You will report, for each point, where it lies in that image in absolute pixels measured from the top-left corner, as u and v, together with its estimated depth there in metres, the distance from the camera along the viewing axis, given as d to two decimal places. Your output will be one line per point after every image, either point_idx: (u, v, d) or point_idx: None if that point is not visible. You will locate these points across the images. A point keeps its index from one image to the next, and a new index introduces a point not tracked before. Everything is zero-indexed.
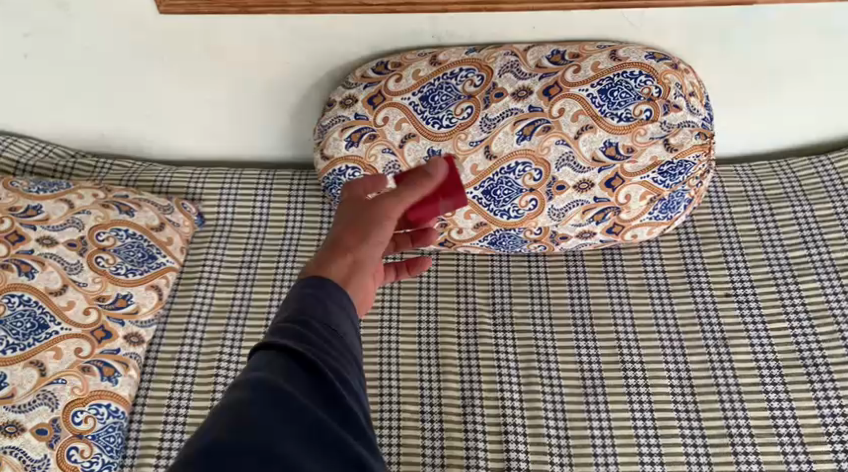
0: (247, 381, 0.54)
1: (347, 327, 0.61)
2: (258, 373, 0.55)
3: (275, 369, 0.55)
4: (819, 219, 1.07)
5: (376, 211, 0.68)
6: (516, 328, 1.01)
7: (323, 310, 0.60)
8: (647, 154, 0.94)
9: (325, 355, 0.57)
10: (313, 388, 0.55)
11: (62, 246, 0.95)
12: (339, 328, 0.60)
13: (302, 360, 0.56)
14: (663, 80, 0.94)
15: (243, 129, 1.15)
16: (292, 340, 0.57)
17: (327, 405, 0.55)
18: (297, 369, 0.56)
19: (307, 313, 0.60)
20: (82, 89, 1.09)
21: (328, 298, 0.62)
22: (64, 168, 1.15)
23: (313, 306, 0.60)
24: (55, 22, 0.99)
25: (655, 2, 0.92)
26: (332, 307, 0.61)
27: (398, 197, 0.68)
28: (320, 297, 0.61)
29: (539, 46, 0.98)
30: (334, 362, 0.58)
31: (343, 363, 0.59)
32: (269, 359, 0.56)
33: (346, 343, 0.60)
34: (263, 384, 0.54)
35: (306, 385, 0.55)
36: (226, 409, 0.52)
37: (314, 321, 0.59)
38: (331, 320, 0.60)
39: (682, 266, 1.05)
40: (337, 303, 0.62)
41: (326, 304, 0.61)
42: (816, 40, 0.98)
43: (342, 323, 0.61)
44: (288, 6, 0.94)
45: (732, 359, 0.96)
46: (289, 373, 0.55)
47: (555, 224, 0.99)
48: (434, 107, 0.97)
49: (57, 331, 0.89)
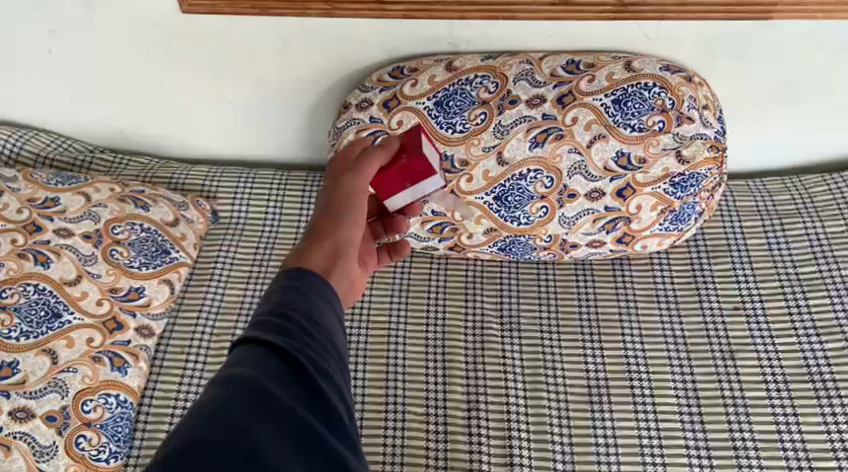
0: (224, 377, 0.51)
1: (332, 322, 0.58)
2: (237, 370, 0.51)
3: (255, 365, 0.51)
4: (830, 235, 1.07)
5: (346, 191, 0.69)
6: (522, 334, 1.01)
7: (305, 302, 0.57)
8: (659, 165, 0.95)
9: (308, 350, 0.54)
10: (294, 384, 0.52)
11: (78, 238, 0.96)
12: (323, 322, 0.56)
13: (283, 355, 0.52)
14: (677, 91, 0.95)
15: (259, 130, 1.16)
16: (273, 335, 0.53)
17: (310, 402, 0.52)
18: (277, 365, 0.52)
19: (289, 305, 0.56)
20: (103, 86, 1.11)
21: (312, 290, 0.58)
22: (83, 163, 1.17)
23: (296, 298, 0.57)
24: (80, 19, 1.01)
25: (671, 14, 0.93)
26: (317, 300, 0.58)
27: (361, 172, 0.70)
28: (304, 289, 0.58)
29: (554, 55, 0.99)
30: (318, 358, 0.54)
31: (327, 358, 0.55)
32: (248, 353, 0.53)
33: (330, 337, 0.57)
34: (241, 379, 0.50)
35: (288, 381, 0.52)
36: (203, 406, 0.49)
37: (296, 314, 0.55)
38: (314, 313, 0.56)
39: (691, 278, 1.05)
40: (321, 295, 0.58)
41: (310, 297, 0.58)
42: (830, 57, 0.98)
43: (326, 317, 0.57)
44: (308, 9, 0.96)
45: (739, 371, 0.96)
46: (269, 370, 0.51)
47: (565, 232, 1.00)
48: (448, 112, 0.98)
49: (70, 321, 0.90)
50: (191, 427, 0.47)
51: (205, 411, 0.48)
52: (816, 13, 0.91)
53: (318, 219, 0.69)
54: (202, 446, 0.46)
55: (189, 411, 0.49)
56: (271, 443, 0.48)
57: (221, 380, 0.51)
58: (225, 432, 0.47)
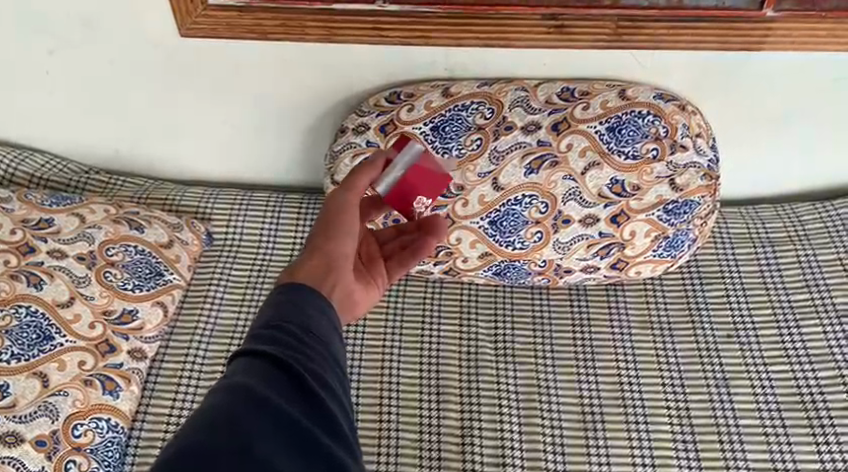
0: (222, 387, 0.49)
1: (330, 332, 0.56)
2: (235, 378, 0.50)
3: (253, 373, 0.50)
4: (823, 263, 1.08)
5: (335, 205, 0.68)
6: (517, 360, 1.01)
7: (300, 314, 0.56)
8: (652, 192, 0.96)
9: (305, 357, 0.53)
10: (290, 388, 0.50)
11: (71, 259, 0.96)
12: (319, 330, 0.55)
13: (280, 362, 0.51)
14: (671, 119, 0.96)
15: (255, 152, 1.17)
16: (269, 344, 0.53)
17: (310, 407, 0.50)
18: (274, 371, 0.51)
19: (284, 318, 0.55)
20: (100, 107, 1.11)
21: (306, 302, 0.57)
22: (78, 183, 1.17)
23: (291, 311, 0.56)
24: (79, 41, 1.02)
25: (665, 44, 0.94)
26: (311, 310, 0.57)
27: (351, 186, 0.69)
28: (298, 301, 0.57)
29: (549, 82, 1.00)
30: (316, 365, 0.53)
31: (324, 364, 0.53)
32: (246, 365, 0.51)
33: (327, 346, 0.55)
34: (237, 386, 0.49)
35: (287, 388, 0.50)
36: (200, 414, 0.47)
37: (291, 324, 0.55)
38: (310, 323, 0.55)
39: (685, 304, 1.06)
40: (316, 307, 0.57)
41: (304, 306, 0.57)
42: (821, 87, 1.00)
43: (322, 325, 0.56)
44: (305, 35, 0.96)
45: (733, 398, 0.96)
46: (266, 377, 0.50)
47: (560, 257, 1.00)
48: (444, 137, 0.99)
49: (62, 344, 0.89)
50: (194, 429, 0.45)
51: (206, 415, 0.46)
52: (807, 44, 0.93)
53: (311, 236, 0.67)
54: (205, 444, 0.44)
55: (189, 418, 0.47)
56: (273, 441, 0.45)
57: (219, 389, 0.49)
58: (226, 431, 0.45)
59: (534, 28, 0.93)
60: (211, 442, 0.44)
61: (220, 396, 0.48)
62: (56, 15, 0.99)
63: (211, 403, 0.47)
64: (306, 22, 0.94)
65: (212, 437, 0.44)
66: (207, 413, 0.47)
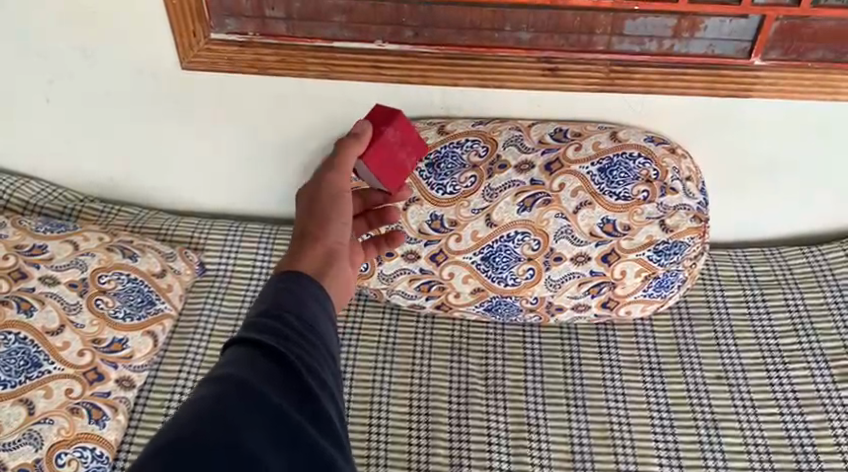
0: (217, 379, 0.49)
1: (325, 325, 0.56)
2: (231, 369, 0.50)
3: (248, 365, 0.50)
4: (810, 308, 1.09)
5: (324, 190, 0.66)
6: (507, 398, 1.01)
7: (299, 304, 0.55)
8: (643, 232, 0.97)
9: (302, 351, 0.52)
10: (285, 385, 0.50)
11: (63, 286, 0.96)
12: (316, 323, 0.55)
13: (276, 358, 0.51)
14: (661, 163, 0.98)
15: (250, 184, 1.18)
16: (267, 337, 0.52)
17: (303, 405, 0.50)
18: (271, 366, 0.50)
19: (282, 307, 0.54)
20: (98, 136, 1.12)
21: (304, 292, 0.56)
22: (72, 211, 1.18)
23: (288, 300, 0.55)
24: (81, 70, 1.03)
25: (656, 90, 0.96)
26: (309, 302, 0.56)
27: (341, 166, 0.68)
28: (296, 291, 0.56)
29: (542, 123, 1.02)
30: (313, 361, 0.52)
31: (320, 361, 0.53)
32: (242, 356, 0.51)
33: (324, 340, 0.55)
34: (232, 381, 0.48)
35: (283, 384, 0.50)
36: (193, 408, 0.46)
37: (290, 316, 0.54)
38: (308, 315, 0.55)
39: (674, 345, 1.07)
40: (313, 297, 0.57)
41: (303, 299, 0.56)
42: (808, 135, 1.02)
43: (320, 319, 0.56)
44: (305, 71, 0.98)
45: (722, 441, 0.96)
46: (263, 372, 0.50)
47: (551, 294, 1.01)
48: (439, 174, 1.01)
49: (50, 370, 0.89)
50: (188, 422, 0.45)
51: (200, 409, 0.46)
52: (795, 93, 0.95)
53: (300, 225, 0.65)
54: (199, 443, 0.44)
55: (181, 410, 0.47)
56: (266, 443, 0.46)
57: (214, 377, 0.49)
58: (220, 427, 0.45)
59: (528, 70, 0.95)
60: (202, 440, 0.44)
61: (215, 386, 0.48)
62: (61, 44, 1.01)
63: (206, 395, 0.47)
64: (307, 58, 0.96)
65: (205, 433, 0.45)
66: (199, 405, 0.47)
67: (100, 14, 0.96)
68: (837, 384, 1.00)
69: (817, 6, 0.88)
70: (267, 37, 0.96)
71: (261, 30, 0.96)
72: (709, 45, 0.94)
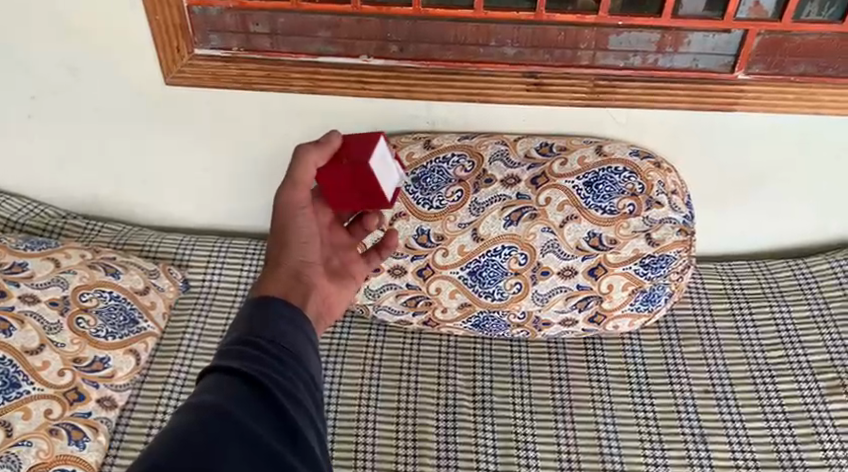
0: (190, 406, 0.48)
1: (302, 348, 0.55)
2: (205, 395, 0.49)
3: (225, 391, 0.49)
4: (797, 321, 1.09)
5: (283, 211, 0.66)
6: (495, 414, 1.00)
7: (274, 328, 0.55)
8: (629, 246, 0.97)
9: (279, 375, 0.52)
10: (260, 408, 0.49)
11: (43, 304, 0.95)
12: (292, 345, 0.54)
13: (250, 381, 0.50)
14: (646, 176, 0.98)
15: (235, 200, 1.17)
16: (242, 362, 0.51)
17: (281, 428, 0.49)
18: (245, 390, 0.50)
19: (256, 332, 0.54)
20: (80, 152, 1.11)
21: (279, 316, 0.56)
22: (54, 228, 1.17)
23: (263, 325, 0.55)
24: (63, 86, 1.02)
25: (641, 104, 0.97)
26: (285, 326, 0.56)
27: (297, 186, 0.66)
28: (271, 314, 0.56)
29: (528, 138, 1.02)
30: (288, 383, 0.52)
31: (296, 383, 0.52)
32: (217, 382, 0.50)
33: (300, 363, 0.54)
34: (205, 406, 0.48)
35: (259, 407, 0.49)
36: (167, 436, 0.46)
37: (264, 340, 0.53)
38: (283, 338, 0.54)
39: (661, 359, 1.06)
40: (289, 320, 0.56)
41: (278, 322, 0.56)
42: (791, 149, 1.03)
43: (297, 341, 0.55)
44: (290, 86, 0.97)
45: (711, 455, 0.96)
46: (236, 396, 0.49)
47: (539, 309, 1.00)
48: (425, 189, 1.00)
49: (29, 391, 0.87)
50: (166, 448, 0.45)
51: (172, 437, 0.45)
52: (779, 107, 0.95)
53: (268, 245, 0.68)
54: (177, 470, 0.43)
55: (155, 439, 0.46)
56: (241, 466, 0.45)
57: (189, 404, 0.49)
58: (197, 453, 0.44)
59: (514, 85, 0.95)
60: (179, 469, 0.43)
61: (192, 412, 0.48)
62: (43, 60, 1.00)
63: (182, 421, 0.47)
64: (291, 73, 0.96)
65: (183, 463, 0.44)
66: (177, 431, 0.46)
67: (83, 30, 0.96)
68: (825, 398, 1.00)
69: (798, 21, 0.89)
70: (252, 53, 0.96)
71: (246, 45, 0.96)
72: (694, 59, 0.94)
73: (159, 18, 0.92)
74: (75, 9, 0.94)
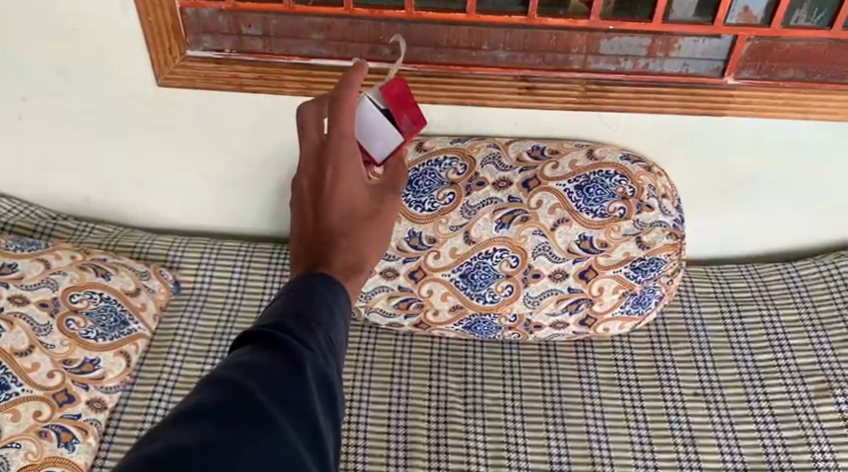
0: (218, 390, 0.41)
1: (346, 349, 0.48)
2: (239, 378, 0.42)
3: (253, 377, 0.42)
4: (786, 325, 1.10)
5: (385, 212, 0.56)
6: (486, 415, 1.00)
7: (328, 316, 0.47)
8: (619, 249, 0.98)
9: (319, 367, 0.45)
10: (297, 412, 0.42)
11: (33, 306, 0.94)
12: (340, 345, 0.47)
13: (294, 375, 0.43)
14: (637, 180, 0.98)
15: (228, 201, 1.17)
16: (289, 349, 0.44)
17: (312, 444, 0.42)
18: (286, 384, 0.42)
19: (311, 316, 0.46)
20: (71, 153, 1.11)
21: (335, 302, 0.48)
22: (45, 229, 1.16)
23: (318, 309, 0.47)
24: (54, 87, 1.02)
25: (632, 108, 0.97)
26: (338, 315, 0.48)
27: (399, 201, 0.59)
28: (328, 297, 0.48)
29: (520, 141, 1.03)
30: (327, 392, 0.45)
31: (334, 392, 0.46)
32: (254, 366, 0.43)
33: (340, 367, 0.47)
34: (236, 396, 0.41)
35: (296, 412, 0.42)
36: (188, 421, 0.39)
37: (319, 328, 0.46)
38: (335, 332, 0.47)
39: (651, 363, 1.07)
40: (342, 310, 0.49)
41: (333, 310, 0.48)
42: (780, 154, 1.04)
43: (344, 338, 0.48)
44: (283, 88, 0.97)
45: (700, 458, 0.96)
46: (274, 391, 0.42)
47: (530, 311, 1.01)
48: (417, 191, 1.01)
49: (17, 393, 0.87)
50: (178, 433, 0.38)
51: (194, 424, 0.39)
52: (768, 112, 0.96)
53: (345, 217, 0.54)
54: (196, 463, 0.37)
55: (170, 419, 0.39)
56: None
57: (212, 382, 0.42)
58: (220, 454, 0.38)
59: (507, 88, 0.95)
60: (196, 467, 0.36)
61: (211, 394, 0.41)
62: (33, 61, 0.99)
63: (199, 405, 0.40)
64: (283, 76, 0.96)
65: (204, 460, 0.37)
66: (194, 414, 0.40)
67: (74, 31, 0.96)
68: (813, 401, 1.01)
69: (787, 27, 0.89)
70: (245, 55, 0.96)
71: (239, 48, 0.96)
72: (684, 64, 0.95)
73: (152, 18, 0.92)
74: (65, 11, 0.94)
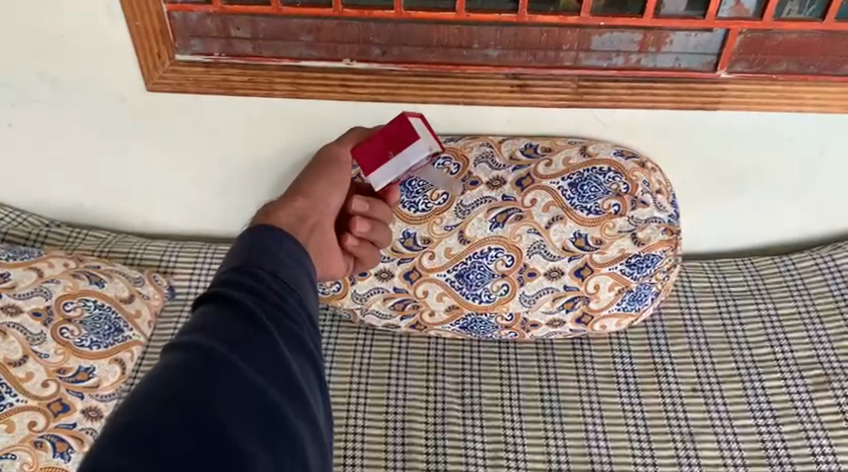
0: (178, 350, 0.46)
1: (304, 284, 0.54)
2: (195, 336, 0.47)
3: (207, 332, 0.47)
4: (782, 318, 1.10)
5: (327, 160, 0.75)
6: (484, 416, 1.00)
7: (274, 260, 0.53)
8: (615, 246, 0.97)
9: (272, 309, 0.50)
10: (260, 349, 0.47)
11: (26, 316, 0.94)
12: (295, 281, 0.53)
13: (248, 317, 0.49)
14: (631, 177, 0.98)
15: (221, 204, 1.16)
16: (241, 294, 0.50)
17: (280, 374, 0.48)
18: (242, 327, 0.48)
19: (258, 262, 0.52)
20: (62, 159, 1.10)
21: (281, 248, 0.55)
22: (38, 237, 1.16)
23: (265, 256, 0.53)
24: (42, 94, 1.02)
25: (625, 105, 0.97)
26: (286, 259, 0.54)
27: (337, 161, 0.75)
28: (274, 246, 0.54)
29: (513, 139, 1.02)
30: (293, 324, 0.51)
31: (300, 323, 0.52)
32: (212, 317, 0.48)
33: (303, 301, 0.53)
34: (192, 352, 0.46)
35: (259, 348, 0.47)
36: (148, 386, 0.43)
37: (264, 271, 0.52)
38: (285, 271, 0.53)
39: (649, 358, 1.06)
40: (291, 252, 0.55)
41: (279, 254, 0.54)
42: (774, 146, 1.03)
43: (299, 276, 0.54)
44: (273, 91, 0.97)
45: (699, 455, 0.96)
46: (233, 334, 0.47)
47: (526, 310, 1.00)
48: (411, 191, 1.00)
49: (12, 403, 0.86)
50: (129, 410, 0.42)
51: (153, 388, 0.43)
52: (761, 105, 0.96)
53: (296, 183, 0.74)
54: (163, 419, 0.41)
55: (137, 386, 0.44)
56: (234, 416, 0.43)
57: (176, 348, 0.46)
58: (181, 404, 0.42)
59: (497, 87, 0.95)
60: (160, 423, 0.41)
61: (172, 363, 0.45)
62: (20, 68, 0.99)
63: (157, 372, 0.44)
64: (273, 78, 0.95)
65: (172, 412, 0.42)
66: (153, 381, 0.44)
67: (61, 37, 0.95)
68: (811, 395, 1.01)
69: (779, 19, 0.89)
70: (234, 57, 0.95)
71: (228, 51, 0.95)
72: (675, 59, 0.94)
73: (140, 23, 0.91)
74: (51, 17, 0.93)
